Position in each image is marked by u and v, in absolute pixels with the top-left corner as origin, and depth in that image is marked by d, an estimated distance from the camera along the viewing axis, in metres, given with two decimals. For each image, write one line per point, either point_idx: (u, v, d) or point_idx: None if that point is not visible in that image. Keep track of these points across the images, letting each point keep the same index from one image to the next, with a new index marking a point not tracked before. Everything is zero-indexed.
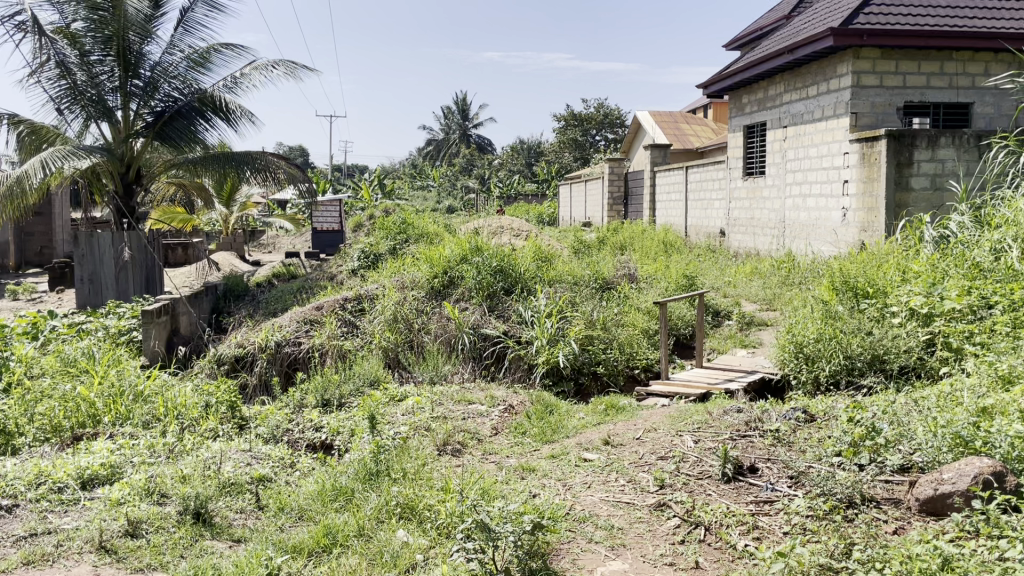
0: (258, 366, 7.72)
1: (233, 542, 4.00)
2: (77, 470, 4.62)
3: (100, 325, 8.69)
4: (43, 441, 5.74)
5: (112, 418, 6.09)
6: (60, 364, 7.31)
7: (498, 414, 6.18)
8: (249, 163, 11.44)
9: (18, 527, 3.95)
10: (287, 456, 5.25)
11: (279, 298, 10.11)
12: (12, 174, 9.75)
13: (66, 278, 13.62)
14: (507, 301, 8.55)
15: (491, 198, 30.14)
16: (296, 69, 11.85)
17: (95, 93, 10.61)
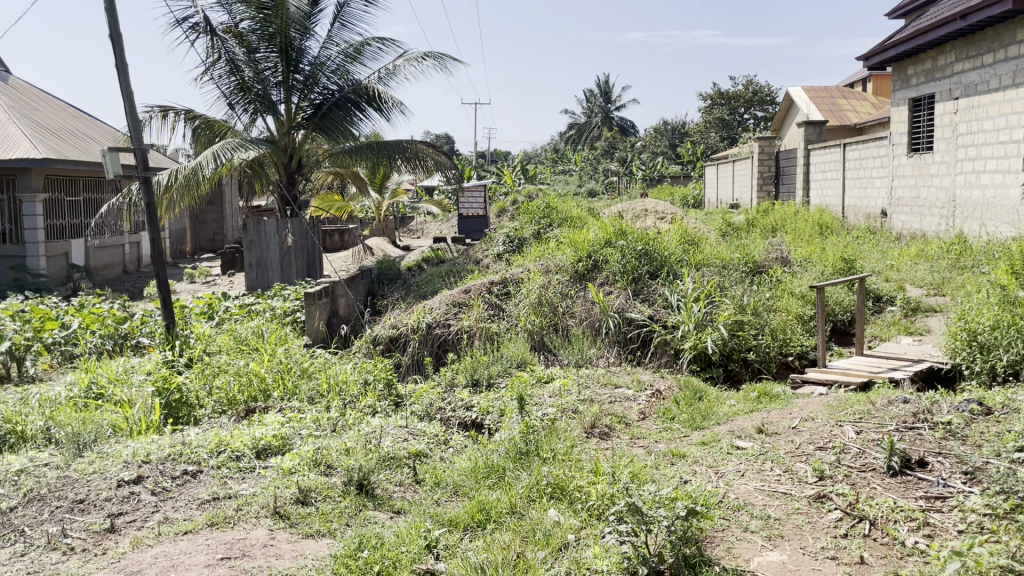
0: (410, 347, 7.99)
1: (393, 513, 4.19)
2: (253, 441, 4.98)
3: (267, 306, 9.30)
4: (221, 414, 6.22)
5: (281, 392, 6.50)
6: (234, 342, 7.88)
7: (646, 398, 6.13)
8: (401, 152, 11.84)
9: (202, 491, 4.30)
10: (441, 433, 5.43)
11: (429, 281, 10.43)
12: (188, 165, 10.54)
13: (236, 262, 14.56)
14: (653, 285, 8.44)
15: (634, 182, 29.79)
16: (444, 60, 12.14)
17: (260, 88, 11.30)
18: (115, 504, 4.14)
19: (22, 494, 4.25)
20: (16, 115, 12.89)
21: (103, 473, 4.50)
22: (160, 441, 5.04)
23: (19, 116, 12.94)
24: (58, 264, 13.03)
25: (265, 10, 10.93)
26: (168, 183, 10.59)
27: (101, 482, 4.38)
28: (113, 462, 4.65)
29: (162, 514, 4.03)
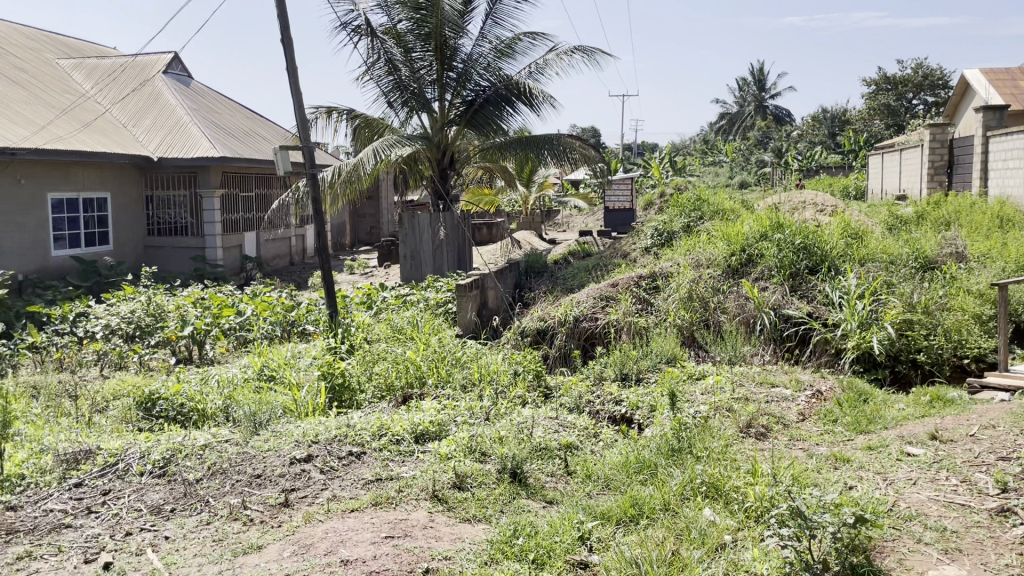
0: (558, 339, 8.03)
1: (546, 503, 4.24)
2: (412, 426, 5.17)
3: (421, 297, 9.62)
4: (380, 399, 6.52)
5: (435, 379, 6.73)
6: (390, 330, 8.22)
7: (806, 399, 5.89)
8: (550, 146, 11.93)
9: (366, 471, 4.53)
10: (591, 426, 5.44)
11: (577, 274, 10.46)
12: (350, 162, 11.07)
13: (392, 255, 15.15)
14: (812, 280, 8.09)
15: (791, 173, 28.58)
16: (594, 53, 12.12)
17: (416, 86, 11.71)
18: (288, 480, 4.42)
19: (206, 467, 4.62)
20: (198, 117, 13.97)
21: (277, 451, 4.81)
22: (327, 423, 5.33)
23: (200, 118, 14.02)
24: (232, 255, 14.04)
25: (422, 10, 11.29)
26: (331, 179, 11.18)
27: (275, 459, 4.69)
28: (286, 441, 4.97)
29: (330, 492, 4.27)
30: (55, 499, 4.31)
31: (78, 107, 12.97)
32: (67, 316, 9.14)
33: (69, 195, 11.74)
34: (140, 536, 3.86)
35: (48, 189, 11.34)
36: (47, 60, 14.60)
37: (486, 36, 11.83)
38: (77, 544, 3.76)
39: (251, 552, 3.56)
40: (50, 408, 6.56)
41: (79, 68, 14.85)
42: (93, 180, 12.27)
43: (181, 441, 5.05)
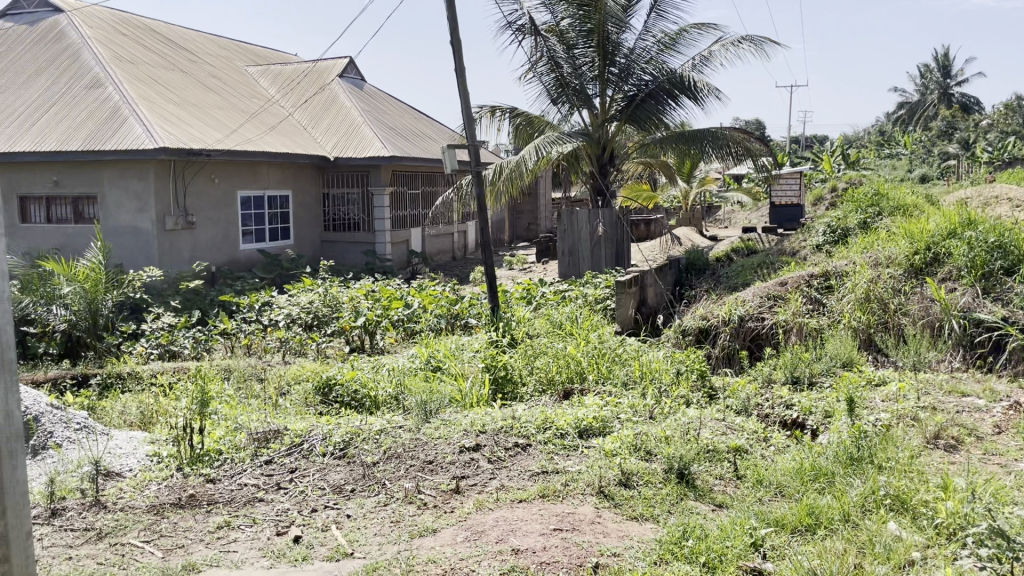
0: (721, 339, 7.79)
1: (715, 506, 4.14)
2: (576, 420, 5.19)
3: (580, 293, 9.62)
4: (541, 392, 6.59)
5: (596, 376, 6.71)
6: (550, 326, 8.29)
7: (1002, 410, 5.42)
8: (712, 139, 11.61)
9: (532, 463, 4.60)
10: (761, 429, 5.25)
11: (741, 272, 10.13)
12: (512, 159, 11.25)
13: (550, 251, 15.28)
14: (1008, 282, 7.43)
15: (980, 165, 26.37)
16: (763, 43, 11.69)
17: (578, 83, 11.72)
18: (458, 468, 4.57)
19: (383, 450, 4.86)
20: (371, 118, 14.68)
21: (447, 438, 4.98)
22: (494, 414, 5.45)
23: (373, 119, 14.72)
24: (399, 250, 14.65)
25: (585, 7, 11.31)
26: (494, 177, 11.41)
27: (446, 446, 4.86)
28: (455, 429, 5.13)
29: (498, 481, 4.37)
30: (249, 474, 4.67)
31: (265, 111, 13.96)
32: (254, 305, 9.86)
33: (255, 193, 12.66)
34: (323, 513, 4.11)
35: (237, 188, 12.27)
36: (239, 68, 15.80)
37: (650, 30, 11.69)
38: (269, 517, 4.06)
39: (427, 535, 3.71)
40: (241, 390, 7.11)
41: (266, 75, 15.97)
42: (277, 179, 13.17)
43: (359, 425, 5.32)
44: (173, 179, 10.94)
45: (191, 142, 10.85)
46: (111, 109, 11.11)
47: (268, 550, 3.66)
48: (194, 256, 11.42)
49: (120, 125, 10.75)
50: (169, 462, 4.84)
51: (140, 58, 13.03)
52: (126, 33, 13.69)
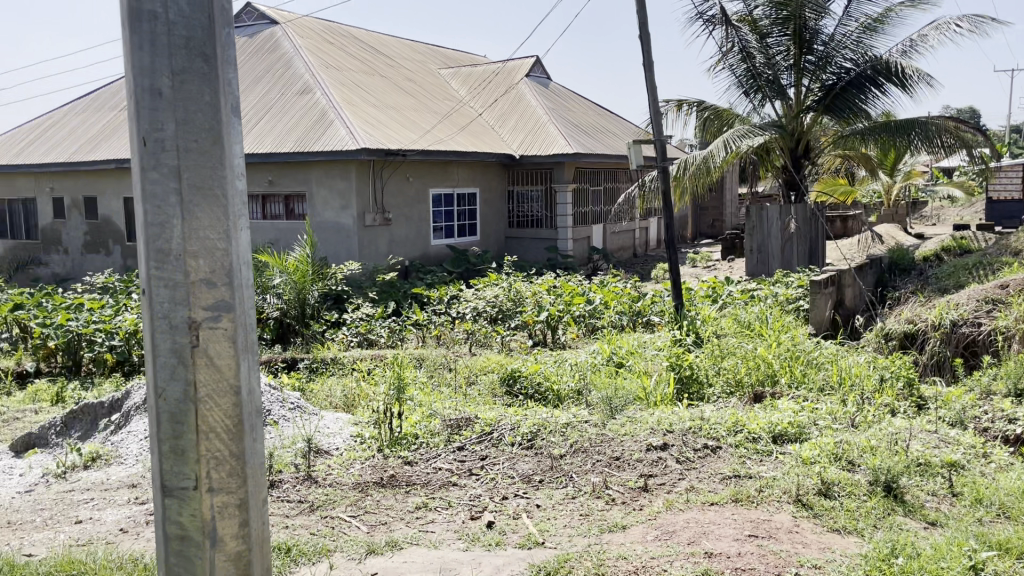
0: (930, 345, 7.17)
1: (927, 524, 3.84)
2: (769, 425, 4.98)
3: (770, 292, 9.24)
4: (730, 394, 6.37)
5: (789, 380, 6.42)
6: (739, 326, 8.04)
7: None
8: (921, 130, 10.76)
9: (724, 466, 4.48)
10: (979, 444, 4.80)
11: (952, 273, 9.34)
12: (699, 154, 10.98)
13: (736, 248, 14.79)
14: None
15: None
16: (983, 21, 10.69)
17: (771, 73, 11.26)
18: (646, 466, 4.53)
19: (570, 444, 4.90)
20: (556, 116, 14.85)
21: (634, 436, 4.95)
22: (681, 414, 5.35)
23: (558, 117, 14.88)
24: (581, 246, 14.75)
25: None
26: (679, 172, 11.18)
27: (632, 443, 4.82)
28: (642, 427, 5.09)
29: (688, 482, 4.29)
30: (443, 458, 4.87)
31: (456, 112, 14.50)
32: (443, 298, 10.27)
33: (445, 190, 13.17)
34: (514, 501, 4.21)
35: (429, 185, 12.80)
36: (432, 70, 16.51)
37: (852, 14, 11.02)
38: (463, 501, 4.22)
39: (617, 531, 3.70)
40: (433, 379, 7.44)
41: (457, 76, 16.58)
42: (465, 177, 13.62)
43: (546, 418, 5.40)
44: (371, 178, 11.60)
45: (389, 143, 11.47)
46: (319, 113, 11.95)
47: (463, 533, 3.81)
48: (389, 251, 12.07)
49: (327, 128, 11.54)
50: (371, 443, 5.15)
51: (344, 65, 13.93)
52: (332, 42, 14.68)
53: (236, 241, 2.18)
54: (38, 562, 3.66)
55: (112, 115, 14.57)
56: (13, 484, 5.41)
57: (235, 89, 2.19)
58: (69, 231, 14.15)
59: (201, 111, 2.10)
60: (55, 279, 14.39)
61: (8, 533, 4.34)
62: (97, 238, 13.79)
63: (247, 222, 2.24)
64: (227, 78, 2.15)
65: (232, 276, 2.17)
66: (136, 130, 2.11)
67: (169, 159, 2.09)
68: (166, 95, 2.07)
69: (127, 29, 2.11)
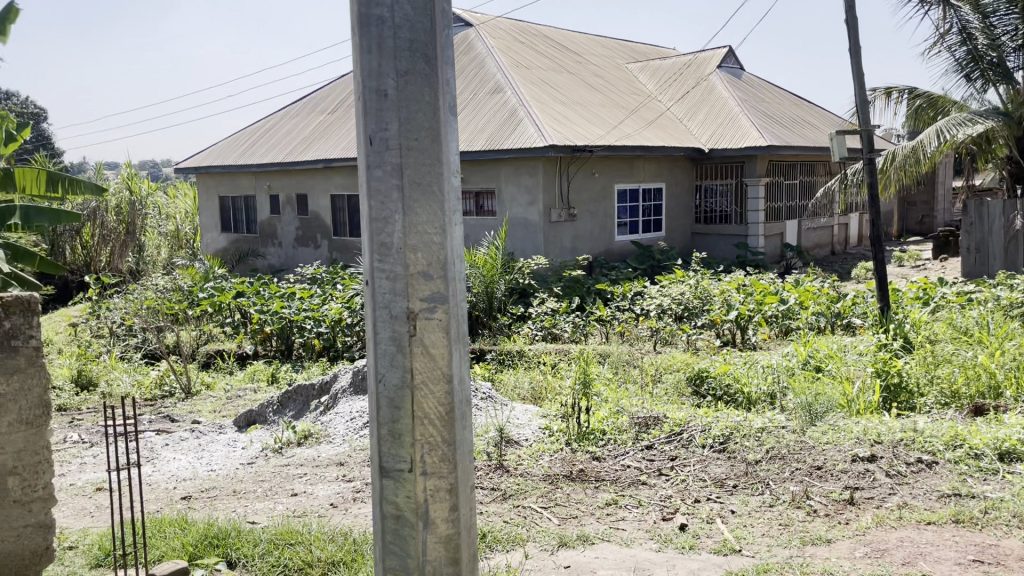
0: None
1: None
2: (994, 440, 4.51)
3: (991, 296, 8.41)
4: (944, 405, 5.85)
5: (1016, 393, 5.80)
6: (953, 331, 7.38)
7: None
8: None
9: (940, 483, 4.12)
10: None
11: None
12: (909, 145, 10.19)
13: (949, 246, 13.59)
14: None
15: None
16: None
17: (995, 56, 10.24)
18: (852, 478, 4.26)
19: (766, 449, 4.70)
20: (749, 108, 14.31)
21: (837, 445, 4.66)
22: (889, 423, 4.99)
23: (750, 109, 14.34)
24: (773, 243, 14.14)
25: None
26: (885, 165, 10.46)
27: (836, 453, 4.56)
28: (846, 436, 4.78)
29: (900, 498, 3.98)
30: (632, 456, 4.83)
31: (644, 107, 14.34)
32: (628, 295, 10.18)
33: (631, 186, 13.07)
34: (707, 505, 4.10)
35: (615, 181, 12.75)
36: (619, 65, 16.42)
37: None
38: (654, 501, 4.16)
39: (820, 544, 3.51)
40: (619, 375, 7.40)
41: (646, 71, 16.38)
42: (652, 172, 13.45)
43: (740, 421, 5.20)
44: (559, 174, 11.72)
45: (576, 139, 11.53)
46: (509, 111, 12.23)
47: (655, 533, 3.76)
48: (575, 247, 12.15)
49: (517, 126, 11.79)
50: (559, 436, 5.20)
51: (534, 63, 14.16)
52: (523, 41, 14.98)
53: (452, 235, 2.27)
54: (261, 528, 4.00)
55: (321, 118, 15.68)
56: (237, 456, 5.97)
57: (453, 88, 2.27)
58: (283, 226, 15.39)
59: (422, 111, 2.20)
60: (271, 270, 15.71)
61: (234, 500, 4.78)
62: (307, 233, 14.91)
63: (461, 217, 2.32)
64: (446, 77, 2.24)
65: (447, 269, 2.26)
66: (363, 129, 2.23)
67: (393, 157, 2.19)
68: (392, 96, 2.18)
69: (358, 33, 2.23)
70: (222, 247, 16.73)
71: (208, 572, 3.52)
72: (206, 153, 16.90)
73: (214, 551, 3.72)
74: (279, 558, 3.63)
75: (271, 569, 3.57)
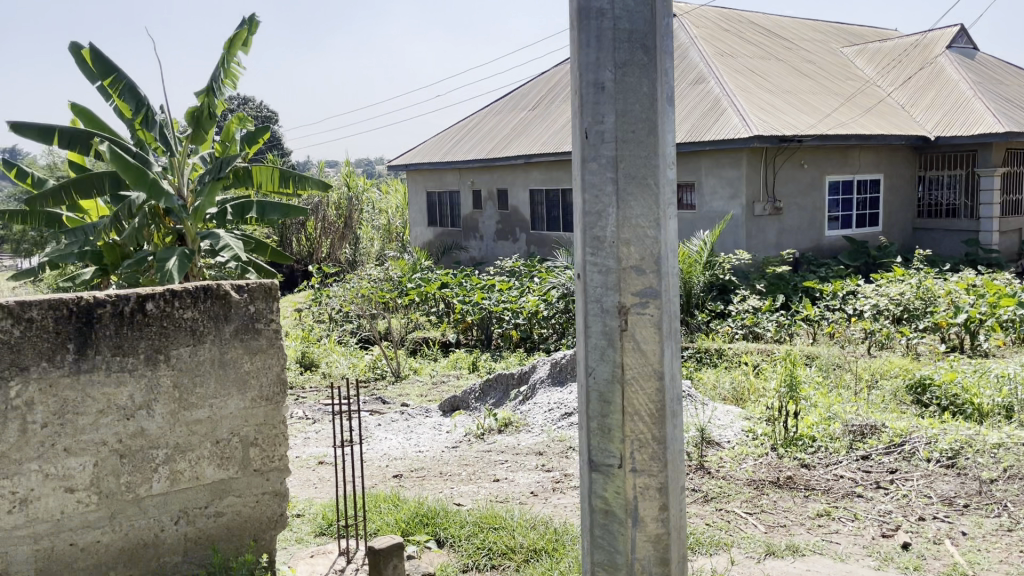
0: None
1: None
2: None
3: None
4: None
5: None
6: None
7: None
8: None
9: None
10: None
11: None
12: None
13: None
14: None
15: None
16: None
17: None
18: None
19: (1003, 468, 4.25)
20: (983, 91, 12.98)
21: None
22: None
23: (985, 91, 13.00)
24: (1009, 240, 12.75)
25: None
26: None
27: None
28: None
29: None
30: (845, 466, 4.53)
31: (860, 93, 13.42)
32: (839, 293, 9.57)
33: (844, 177, 12.28)
34: (933, 524, 3.77)
35: (827, 172, 12.03)
36: (833, 50, 15.46)
37: None
38: (872, 515, 3.88)
39: None
40: (828, 378, 6.98)
41: (863, 54, 15.31)
42: (868, 163, 12.56)
43: (972, 435, 4.73)
44: (764, 166, 11.22)
45: (784, 129, 10.99)
46: (713, 102, 11.88)
47: (874, 550, 3.50)
48: (780, 242, 11.59)
49: (720, 117, 11.43)
50: (764, 440, 4.97)
51: (740, 51, 13.65)
52: (729, 29, 14.47)
53: (665, 229, 2.22)
54: (467, 511, 4.15)
55: (522, 114, 16.02)
56: (443, 439, 6.24)
57: (670, 78, 2.22)
58: (485, 220, 15.90)
59: (638, 102, 2.16)
60: (473, 263, 16.29)
61: (441, 481, 5.01)
62: (507, 227, 15.30)
63: (676, 211, 2.27)
64: (664, 67, 2.19)
65: (661, 264, 2.22)
66: (579, 123, 2.23)
67: (608, 150, 2.18)
68: (608, 89, 2.16)
69: (576, 27, 2.23)
70: (428, 240, 17.59)
71: (420, 549, 3.71)
72: (416, 151, 17.81)
73: (424, 529, 3.91)
74: (484, 542, 3.76)
75: (476, 551, 3.70)
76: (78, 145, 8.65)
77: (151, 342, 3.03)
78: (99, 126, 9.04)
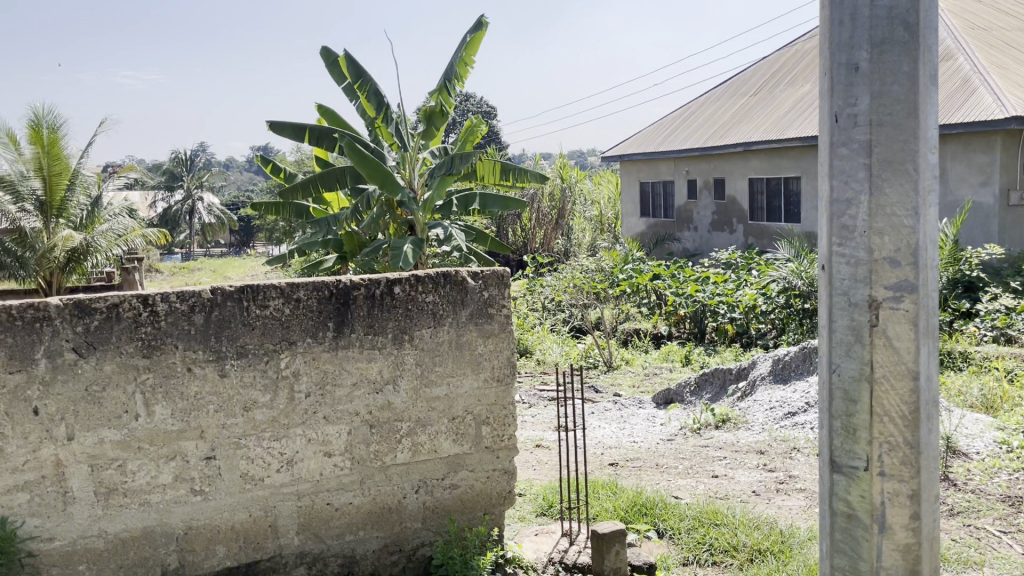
0: None
1: None
2: None
3: None
4: None
5: None
6: None
7: None
8: None
9: None
10: None
11: None
12: None
13: None
14: None
15: None
16: None
17: None
18: None
19: None
20: None
21: None
22: None
23: None
24: None
25: None
26: None
27: None
28: None
29: None
30: None
31: None
32: None
33: None
34: None
35: None
36: None
37: None
38: None
39: None
40: None
41: None
42: None
43: None
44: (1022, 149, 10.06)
45: None
46: (962, 80, 10.82)
47: None
48: None
49: (970, 96, 10.39)
50: (1021, 454, 4.49)
51: (994, 23, 12.32)
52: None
53: (925, 220, 2.06)
54: (687, 504, 4.11)
55: (743, 101, 15.47)
56: (657, 431, 6.21)
57: (935, 55, 2.06)
58: (700, 211, 15.54)
59: (898, 83, 2.02)
60: (686, 255, 16.00)
61: (657, 472, 4.99)
62: (723, 217, 14.87)
63: (938, 199, 2.09)
64: (928, 45, 2.04)
65: (918, 256, 2.06)
66: (828, 107, 2.12)
67: (861, 135, 2.06)
68: (863, 70, 2.04)
69: (828, 6, 2.13)
70: (641, 231, 17.50)
71: (640, 537, 3.72)
72: (631, 141, 17.75)
73: (643, 519, 3.92)
74: (705, 537, 3.70)
75: (696, 545, 3.65)
76: (326, 141, 9.47)
77: (398, 323, 3.28)
78: (342, 125, 9.86)
